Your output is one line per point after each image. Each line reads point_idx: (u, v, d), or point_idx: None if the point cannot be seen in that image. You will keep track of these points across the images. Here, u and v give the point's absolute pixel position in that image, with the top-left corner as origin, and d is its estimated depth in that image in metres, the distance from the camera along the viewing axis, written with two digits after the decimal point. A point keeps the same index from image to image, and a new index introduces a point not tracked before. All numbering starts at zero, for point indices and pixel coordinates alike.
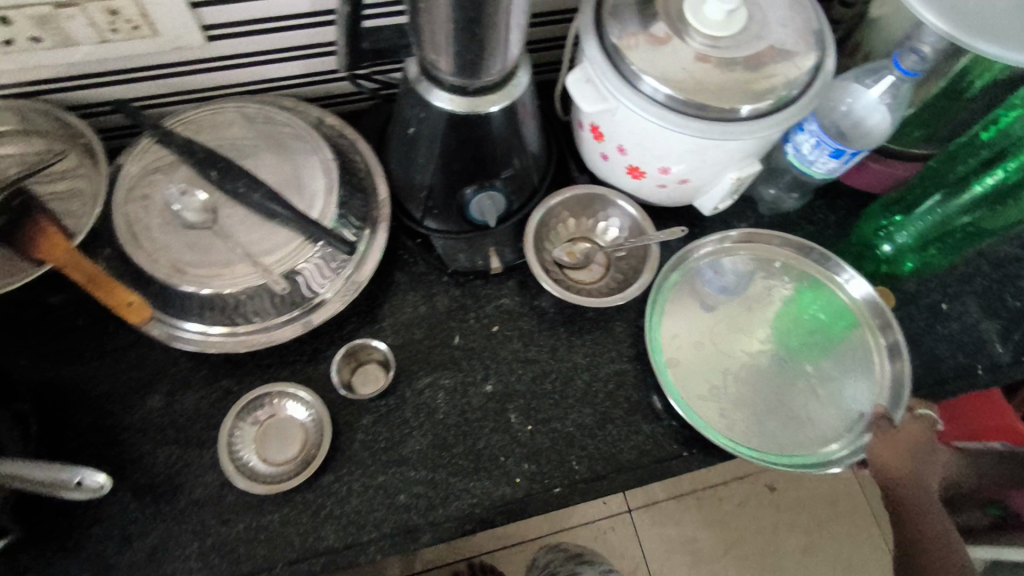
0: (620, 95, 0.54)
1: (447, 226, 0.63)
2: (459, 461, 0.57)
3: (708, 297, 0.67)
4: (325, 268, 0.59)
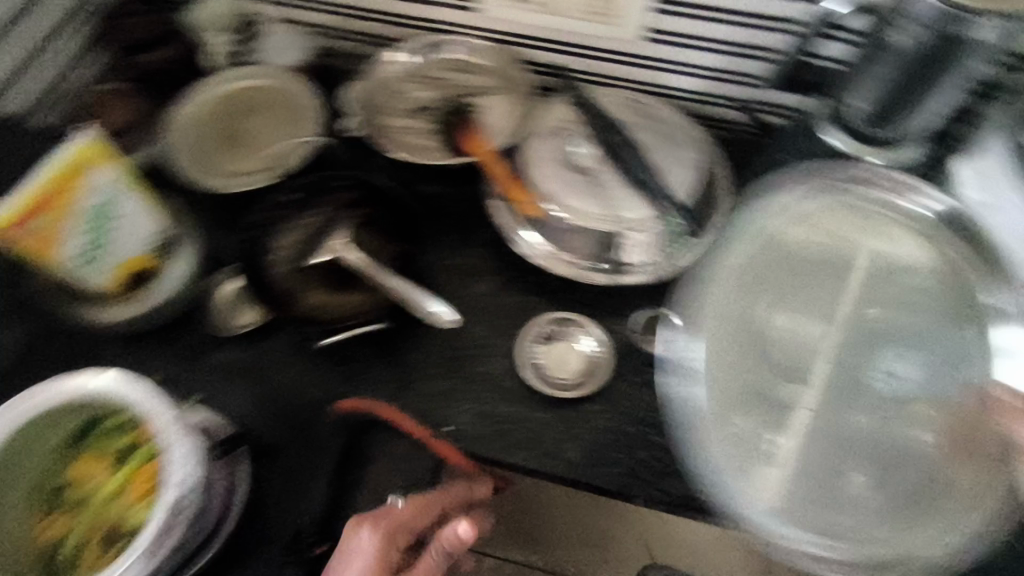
0: (823, 183, 0.56)
1: (594, 163, 0.65)
2: (508, 377, 0.60)
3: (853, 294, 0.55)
4: (504, 203, 0.65)
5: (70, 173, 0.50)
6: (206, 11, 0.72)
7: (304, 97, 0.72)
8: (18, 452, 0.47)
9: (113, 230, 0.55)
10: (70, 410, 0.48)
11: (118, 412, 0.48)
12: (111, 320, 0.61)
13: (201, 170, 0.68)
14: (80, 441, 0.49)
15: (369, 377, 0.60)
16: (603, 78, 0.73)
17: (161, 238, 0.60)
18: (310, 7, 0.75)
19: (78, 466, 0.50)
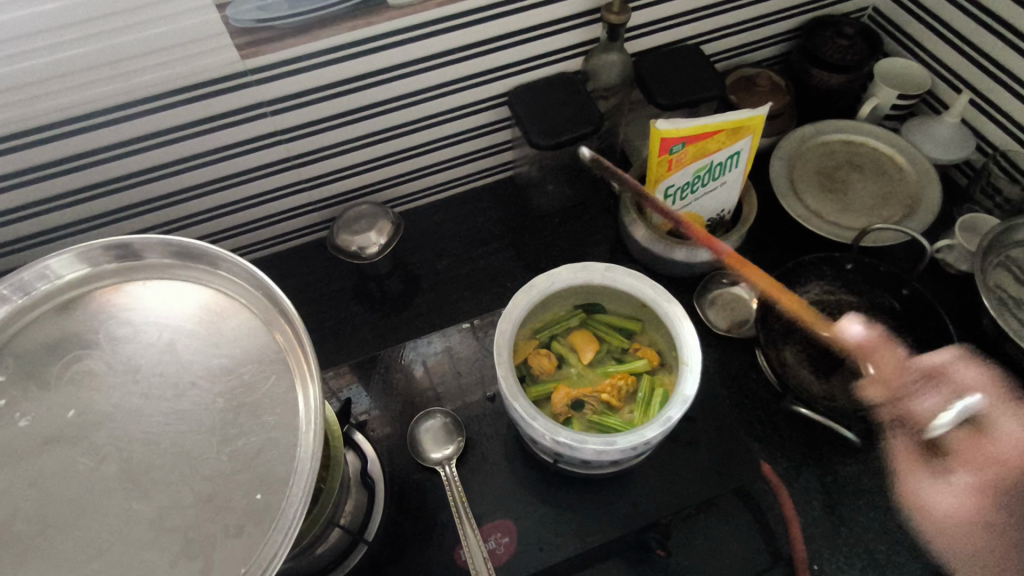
0: None
1: None
2: None
3: (489, 480, 0.54)
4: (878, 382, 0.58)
5: (727, 132, 0.60)
6: (890, 66, 0.74)
7: (925, 199, 0.67)
8: (547, 322, 0.53)
9: (700, 189, 0.64)
10: (582, 292, 0.52)
11: (632, 322, 0.52)
12: (676, 259, 0.66)
13: (791, 190, 0.69)
14: (558, 334, 0.53)
15: (144, 290, 0.48)
16: None
17: (722, 212, 0.67)
18: (989, 118, 0.70)
19: (540, 349, 0.51)
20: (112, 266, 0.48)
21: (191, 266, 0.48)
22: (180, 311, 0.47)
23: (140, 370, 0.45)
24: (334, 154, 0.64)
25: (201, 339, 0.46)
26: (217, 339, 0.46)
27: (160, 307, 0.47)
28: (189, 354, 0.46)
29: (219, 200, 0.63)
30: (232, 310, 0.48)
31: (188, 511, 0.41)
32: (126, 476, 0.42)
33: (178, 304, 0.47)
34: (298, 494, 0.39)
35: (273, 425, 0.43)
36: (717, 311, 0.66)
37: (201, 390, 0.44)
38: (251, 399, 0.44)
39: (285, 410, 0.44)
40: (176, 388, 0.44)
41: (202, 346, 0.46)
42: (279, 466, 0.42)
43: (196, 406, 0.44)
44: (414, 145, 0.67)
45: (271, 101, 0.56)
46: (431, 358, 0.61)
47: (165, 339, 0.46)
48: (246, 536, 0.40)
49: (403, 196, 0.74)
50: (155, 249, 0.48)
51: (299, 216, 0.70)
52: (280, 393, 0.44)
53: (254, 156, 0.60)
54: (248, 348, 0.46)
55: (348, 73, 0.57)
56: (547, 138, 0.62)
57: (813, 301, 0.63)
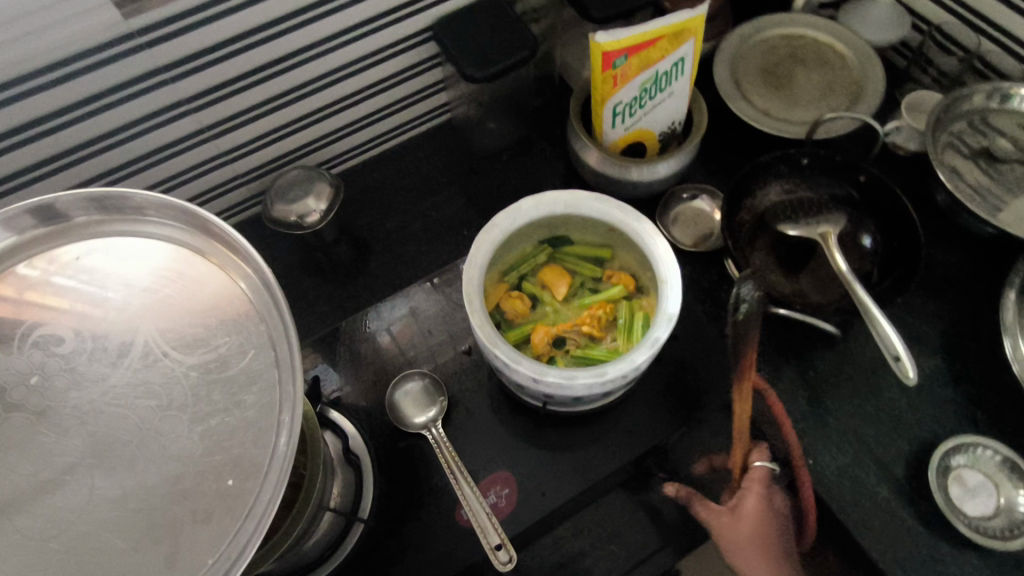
0: None
1: None
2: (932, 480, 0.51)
3: (477, 435, 0.52)
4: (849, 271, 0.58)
5: (668, 38, 0.57)
6: None
7: (870, 83, 0.67)
8: (515, 263, 0.50)
9: (648, 103, 0.61)
10: (547, 225, 0.49)
11: (603, 249, 0.50)
12: (632, 180, 0.64)
13: (738, 92, 0.67)
14: (527, 273, 0.50)
15: (87, 255, 0.41)
16: None
17: (673, 124, 0.64)
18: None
19: (512, 293, 0.49)
20: (36, 230, 0.40)
21: (131, 217, 0.42)
22: (135, 274, 0.41)
23: (105, 342, 0.40)
24: (254, 118, 0.58)
25: (167, 306, 0.41)
26: (184, 305, 0.41)
27: (105, 272, 0.41)
28: (157, 323, 0.40)
29: (134, 185, 0.57)
30: (195, 270, 0.42)
31: (155, 492, 0.37)
32: (74, 476, 0.37)
33: (131, 267, 0.41)
34: (267, 490, 0.36)
35: (251, 405, 0.38)
36: (680, 228, 0.65)
37: (175, 362, 0.40)
38: (228, 375, 0.39)
39: (263, 389, 0.39)
40: (147, 359, 0.39)
41: (170, 314, 0.41)
42: (256, 449, 0.37)
43: (172, 382, 0.39)
44: (342, 96, 0.62)
45: (169, 65, 0.49)
46: (393, 320, 0.58)
47: (120, 308, 0.40)
48: (215, 524, 0.36)
49: (339, 154, 0.68)
50: (82, 206, 0.41)
51: (225, 194, 0.64)
52: (256, 369, 0.39)
53: (162, 130, 0.54)
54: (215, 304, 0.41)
55: (252, 23, 0.50)
56: (483, 69, 0.58)
57: (774, 204, 0.62)
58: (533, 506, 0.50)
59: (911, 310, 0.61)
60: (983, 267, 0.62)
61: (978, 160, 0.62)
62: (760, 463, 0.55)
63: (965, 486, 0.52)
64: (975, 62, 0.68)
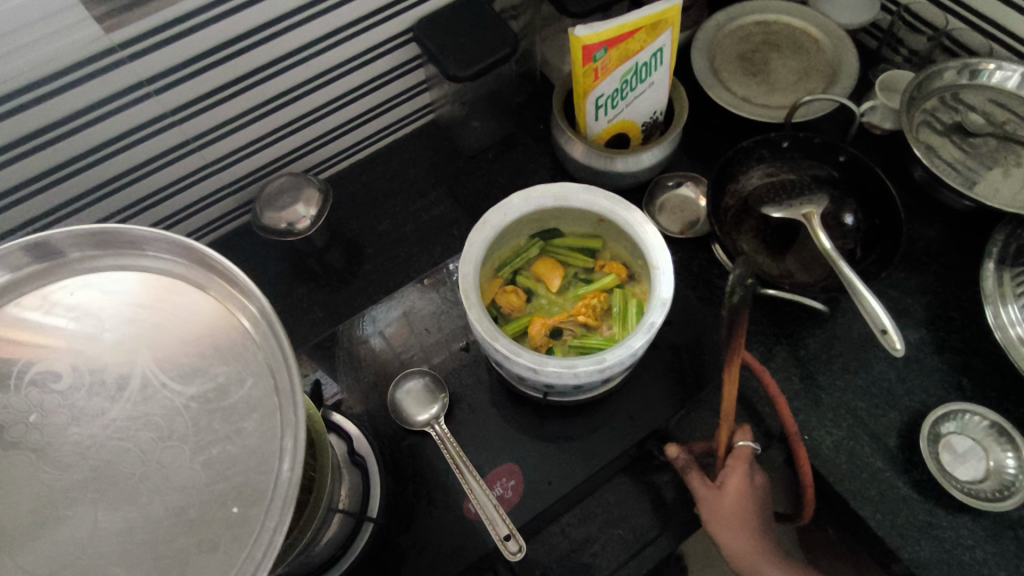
0: None
1: None
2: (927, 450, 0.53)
3: (479, 432, 0.53)
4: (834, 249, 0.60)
5: (646, 30, 0.58)
6: None
7: (844, 65, 0.68)
8: (507, 257, 0.51)
9: (629, 94, 0.62)
10: (537, 219, 0.50)
11: (592, 239, 0.51)
12: (618, 171, 0.65)
13: (716, 80, 0.68)
14: (519, 268, 0.51)
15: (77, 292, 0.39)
16: None
17: (655, 114, 0.65)
18: None
19: (506, 288, 0.50)
20: (30, 266, 0.39)
21: (128, 254, 0.41)
22: (129, 309, 0.39)
23: (99, 379, 0.38)
24: (241, 126, 0.58)
25: (161, 339, 0.39)
26: (181, 339, 0.39)
27: (95, 307, 0.39)
28: (150, 358, 0.38)
29: (122, 199, 0.57)
30: (190, 300, 0.40)
31: (158, 525, 0.35)
32: (74, 491, 0.36)
33: (123, 301, 0.40)
34: (273, 516, 0.35)
35: (252, 432, 0.37)
36: (668, 217, 0.66)
37: (174, 398, 0.38)
38: (229, 408, 0.38)
39: (264, 417, 0.38)
40: (145, 394, 0.38)
41: (165, 348, 0.39)
42: (259, 476, 0.36)
43: (170, 417, 0.37)
44: (326, 100, 0.62)
45: (153, 77, 0.49)
46: (390, 320, 0.58)
47: (117, 339, 0.39)
48: (222, 553, 0.35)
49: (326, 160, 0.68)
50: (75, 240, 0.39)
51: (214, 204, 0.64)
52: (256, 398, 0.38)
53: (147, 142, 0.54)
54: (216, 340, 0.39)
55: (235, 31, 0.50)
56: (465, 68, 0.59)
57: (758, 187, 0.64)
58: (540, 498, 0.50)
59: (892, 284, 0.63)
60: (960, 239, 0.64)
61: (952, 135, 0.63)
62: (743, 441, 0.52)
63: (956, 452, 0.54)
64: (944, 41, 0.69)
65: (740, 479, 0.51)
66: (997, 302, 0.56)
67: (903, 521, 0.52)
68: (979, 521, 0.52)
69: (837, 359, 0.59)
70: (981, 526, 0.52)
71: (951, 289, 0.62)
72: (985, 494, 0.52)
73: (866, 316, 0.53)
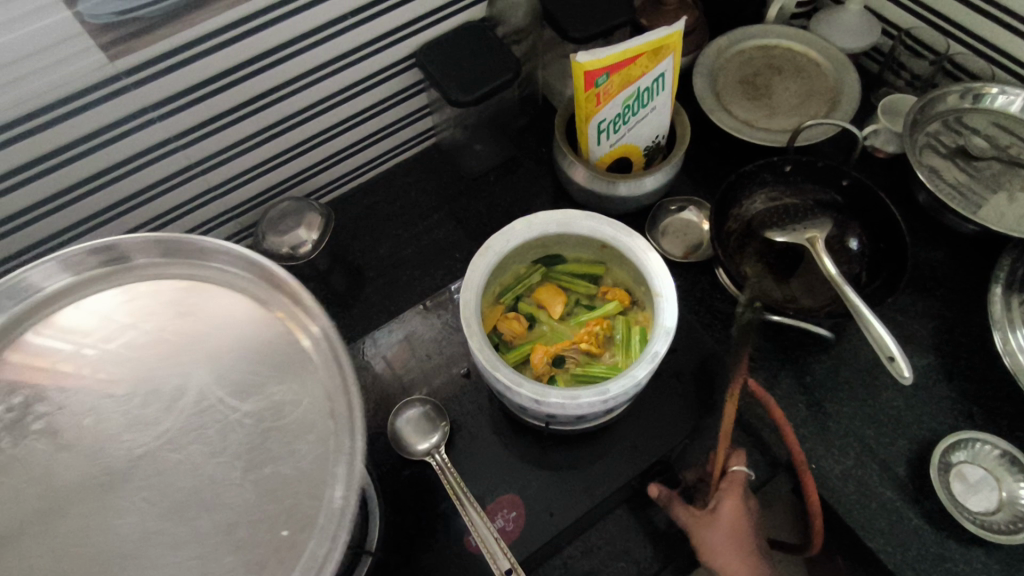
0: None
1: None
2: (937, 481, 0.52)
3: (480, 461, 0.52)
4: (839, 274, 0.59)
5: (648, 55, 0.58)
6: None
7: (846, 90, 0.68)
8: (509, 284, 0.50)
9: (631, 119, 0.62)
10: (539, 245, 0.49)
11: (596, 265, 0.51)
12: (620, 195, 0.65)
13: (718, 104, 0.68)
14: (522, 294, 0.50)
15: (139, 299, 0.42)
16: None
17: (657, 138, 0.65)
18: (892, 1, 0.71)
19: (508, 315, 0.49)
20: (94, 273, 0.42)
21: (188, 261, 0.43)
22: (192, 317, 0.42)
23: (157, 387, 0.39)
24: (244, 151, 0.58)
25: (216, 348, 0.41)
26: (236, 350, 0.41)
27: (158, 314, 0.41)
28: (208, 368, 0.40)
29: (125, 224, 0.56)
30: (246, 311, 0.42)
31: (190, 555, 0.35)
32: (66, 528, 0.35)
33: (182, 309, 0.42)
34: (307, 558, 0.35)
35: (306, 456, 0.38)
36: (671, 241, 0.66)
37: (230, 412, 0.39)
38: (281, 422, 0.39)
39: (317, 436, 0.38)
40: (200, 406, 0.39)
41: (222, 359, 0.40)
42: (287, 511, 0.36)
43: (223, 429, 0.38)
44: (329, 124, 0.62)
45: (156, 104, 0.49)
46: (389, 346, 0.58)
47: (179, 347, 0.40)
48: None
49: (329, 183, 0.68)
50: (144, 250, 0.42)
51: (217, 228, 0.64)
52: (310, 419, 0.39)
53: (150, 168, 0.54)
54: (267, 352, 0.41)
55: (238, 58, 0.51)
56: (467, 93, 0.59)
57: (761, 212, 0.64)
58: (542, 530, 0.49)
59: (898, 309, 0.62)
60: (967, 263, 0.63)
61: (955, 159, 0.63)
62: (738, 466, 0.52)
63: (967, 483, 0.53)
64: (945, 65, 0.69)
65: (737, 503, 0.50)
66: (1006, 328, 0.55)
67: (914, 555, 0.51)
68: (993, 555, 0.50)
69: (844, 385, 0.58)
70: (995, 560, 0.50)
71: (959, 314, 0.61)
72: (998, 527, 0.51)
73: (873, 343, 0.53)
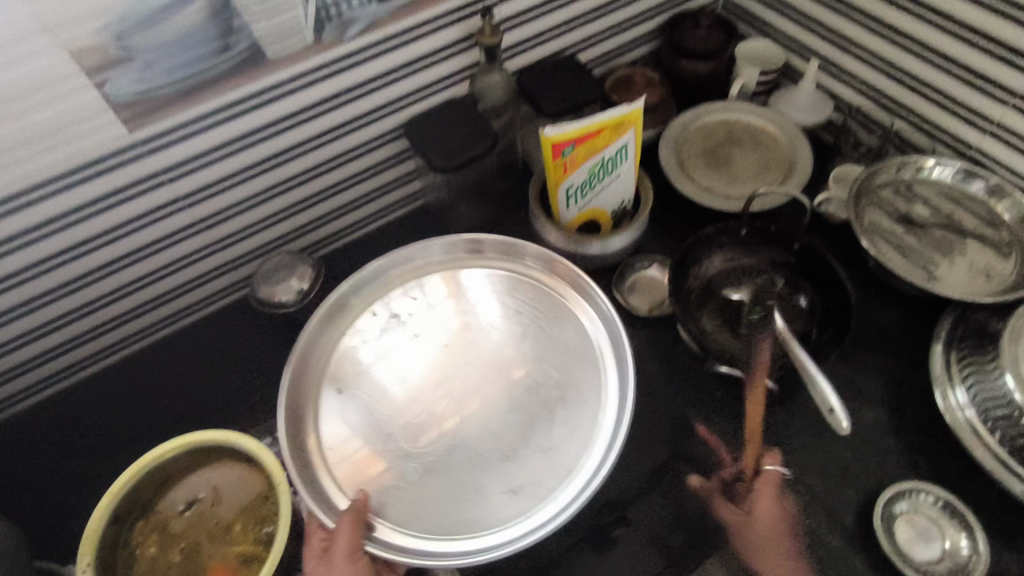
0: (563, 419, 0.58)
1: None
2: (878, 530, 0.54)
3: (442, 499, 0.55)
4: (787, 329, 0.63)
5: (609, 130, 0.64)
6: (751, 51, 0.81)
7: (800, 161, 0.74)
8: None
9: (597, 185, 0.68)
10: None
11: None
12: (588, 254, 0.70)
13: (682, 172, 0.74)
14: None
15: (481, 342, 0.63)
16: None
17: (623, 203, 0.71)
18: (842, 82, 0.77)
19: None
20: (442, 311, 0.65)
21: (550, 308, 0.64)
22: (510, 345, 0.63)
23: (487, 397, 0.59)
24: (246, 209, 0.65)
25: (537, 380, 0.60)
26: (546, 372, 0.61)
27: (475, 339, 0.63)
28: (518, 380, 0.60)
29: (135, 272, 0.63)
30: (582, 350, 0.62)
31: None
32: None
33: (498, 340, 0.63)
34: None
35: (554, 443, 0.57)
36: (636, 297, 0.70)
37: (549, 424, 0.58)
38: (553, 415, 0.58)
39: (565, 430, 0.57)
40: (485, 410, 0.59)
41: (552, 387, 0.60)
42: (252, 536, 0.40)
43: (523, 419, 0.58)
44: (326, 186, 0.69)
45: (168, 167, 0.57)
46: (371, 355, 0.62)
47: (493, 360, 0.62)
48: None
49: (325, 238, 0.75)
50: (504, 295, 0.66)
51: (220, 277, 0.70)
52: (569, 430, 0.57)
53: (160, 223, 0.60)
54: (536, 396, 0.59)
55: (242, 129, 0.58)
56: (446, 161, 0.65)
57: (718, 271, 0.69)
58: None
59: (849, 365, 0.65)
60: (915, 322, 0.67)
61: (898, 225, 0.68)
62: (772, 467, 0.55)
63: (909, 533, 0.55)
64: (893, 140, 0.75)
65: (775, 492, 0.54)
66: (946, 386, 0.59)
67: None
68: None
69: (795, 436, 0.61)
70: None
71: (907, 371, 0.65)
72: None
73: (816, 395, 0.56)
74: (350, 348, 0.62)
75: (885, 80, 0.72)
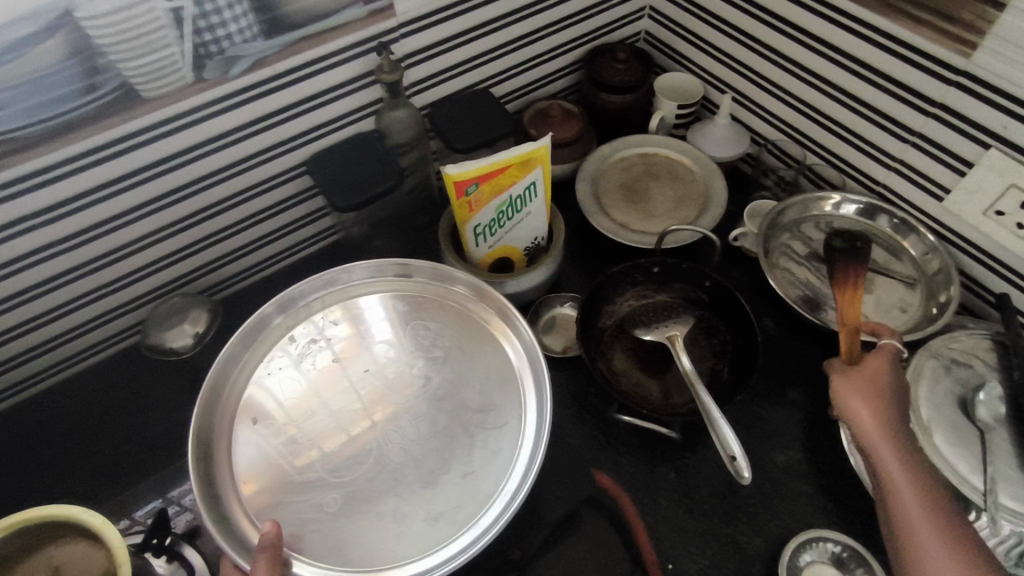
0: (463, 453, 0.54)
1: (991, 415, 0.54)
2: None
3: None
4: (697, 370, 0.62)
5: (517, 166, 0.63)
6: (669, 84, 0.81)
7: (714, 195, 0.73)
8: None
9: (508, 222, 0.66)
10: None
11: None
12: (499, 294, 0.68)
13: (598, 207, 0.73)
14: None
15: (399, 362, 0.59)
16: (985, 254, 0.62)
17: (537, 240, 0.70)
18: (757, 117, 0.78)
19: None
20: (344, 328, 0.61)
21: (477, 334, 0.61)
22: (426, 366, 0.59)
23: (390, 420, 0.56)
24: (135, 251, 0.62)
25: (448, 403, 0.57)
26: (462, 397, 0.57)
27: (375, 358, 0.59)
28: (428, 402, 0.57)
29: (9, 322, 0.59)
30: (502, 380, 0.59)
31: None
32: None
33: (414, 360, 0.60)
34: None
35: (458, 474, 0.53)
36: (550, 337, 0.69)
37: (459, 451, 0.55)
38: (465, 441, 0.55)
39: (474, 458, 0.54)
40: (386, 436, 0.55)
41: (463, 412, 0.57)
42: None
43: (429, 444, 0.55)
44: (225, 224, 0.66)
45: (39, 211, 0.53)
46: (280, 397, 0.57)
47: (404, 377, 0.58)
48: None
49: (229, 277, 0.72)
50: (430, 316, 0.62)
51: (111, 321, 0.66)
52: (476, 459, 0.54)
53: (34, 268, 0.56)
54: (446, 422, 0.56)
55: (123, 169, 0.55)
56: (348, 199, 0.63)
57: (631, 309, 0.67)
58: None
59: (762, 405, 0.64)
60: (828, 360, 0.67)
61: (809, 262, 0.68)
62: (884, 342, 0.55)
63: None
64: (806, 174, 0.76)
65: (884, 374, 0.53)
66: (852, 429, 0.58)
67: None
68: None
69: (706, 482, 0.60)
70: None
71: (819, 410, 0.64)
72: None
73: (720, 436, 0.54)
74: (260, 382, 0.58)
75: (796, 116, 0.72)
